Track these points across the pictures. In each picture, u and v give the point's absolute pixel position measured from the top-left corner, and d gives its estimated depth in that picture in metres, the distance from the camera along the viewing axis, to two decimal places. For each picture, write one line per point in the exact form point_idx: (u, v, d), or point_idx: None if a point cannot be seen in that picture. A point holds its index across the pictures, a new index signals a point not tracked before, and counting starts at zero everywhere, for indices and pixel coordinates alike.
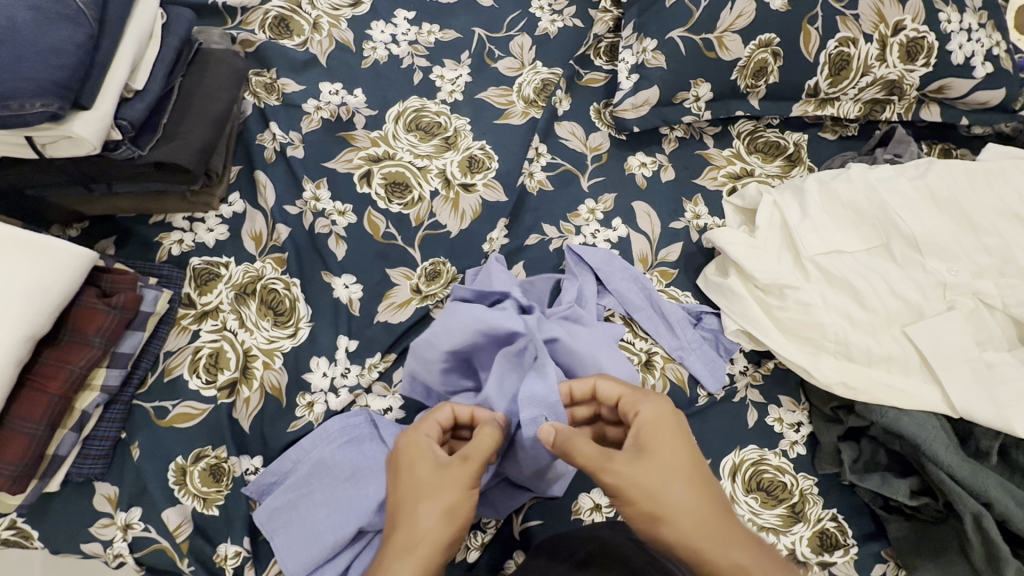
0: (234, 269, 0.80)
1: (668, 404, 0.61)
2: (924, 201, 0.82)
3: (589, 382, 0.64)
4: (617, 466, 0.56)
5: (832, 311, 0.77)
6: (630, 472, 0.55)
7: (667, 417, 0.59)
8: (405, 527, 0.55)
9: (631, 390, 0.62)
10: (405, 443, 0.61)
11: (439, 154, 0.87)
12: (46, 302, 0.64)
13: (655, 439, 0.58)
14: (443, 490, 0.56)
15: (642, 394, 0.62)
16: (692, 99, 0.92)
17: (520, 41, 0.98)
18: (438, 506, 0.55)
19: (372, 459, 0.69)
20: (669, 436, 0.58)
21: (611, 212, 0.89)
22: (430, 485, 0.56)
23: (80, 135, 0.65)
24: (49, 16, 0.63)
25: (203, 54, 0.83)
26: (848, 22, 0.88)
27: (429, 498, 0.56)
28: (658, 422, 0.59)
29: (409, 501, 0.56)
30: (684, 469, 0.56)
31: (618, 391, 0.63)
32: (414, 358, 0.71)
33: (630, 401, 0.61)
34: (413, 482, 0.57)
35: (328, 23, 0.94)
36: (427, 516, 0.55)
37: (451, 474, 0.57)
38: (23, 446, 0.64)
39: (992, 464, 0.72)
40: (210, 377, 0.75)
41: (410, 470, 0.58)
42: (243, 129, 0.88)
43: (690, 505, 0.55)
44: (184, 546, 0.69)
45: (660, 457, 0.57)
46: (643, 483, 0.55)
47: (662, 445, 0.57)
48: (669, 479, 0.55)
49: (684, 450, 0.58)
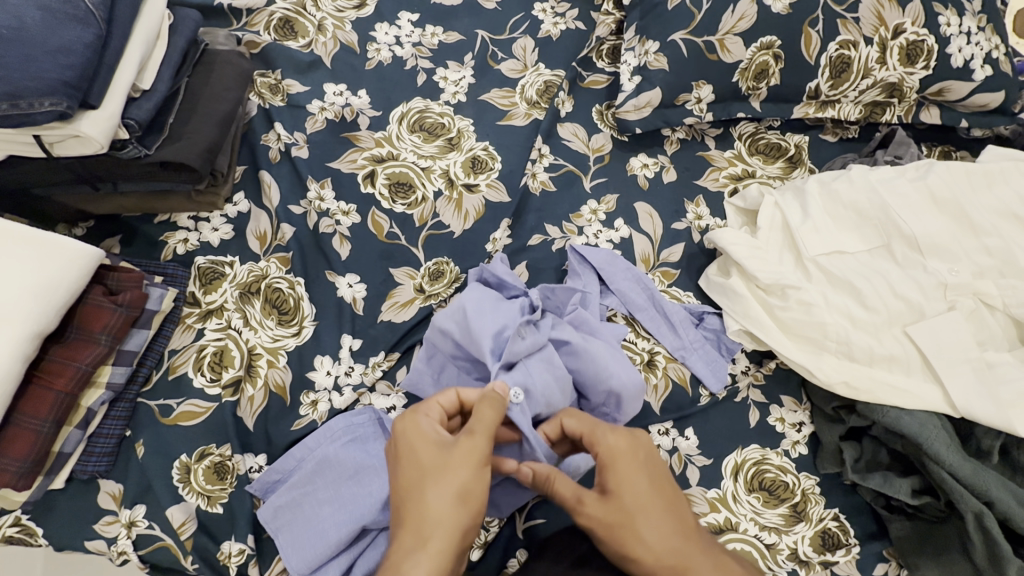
0: (239, 268, 0.81)
1: (627, 436, 0.60)
2: (924, 202, 0.82)
3: (555, 423, 0.64)
4: (588, 511, 0.57)
5: (834, 311, 0.78)
6: (600, 512, 0.56)
7: (626, 451, 0.59)
8: (417, 515, 0.54)
9: (592, 426, 0.62)
10: (404, 428, 0.59)
11: (443, 154, 0.88)
12: (53, 299, 0.64)
13: (617, 479, 0.57)
14: (451, 474, 0.55)
15: (602, 428, 0.61)
16: (694, 101, 0.93)
17: (523, 43, 0.98)
18: (450, 492, 0.55)
19: (377, 456, 0.69)
20: (632, 473, 0.58)
21: (614, 213, 0.90)
22: (436, 469, 0.56)
23: (88, 134, 0.66)
24: (58, 15, 0.64)
25: (209, 55, 0.83)
26: (848, 26, 0.89)
27: (437, 482, 0.55)
28: (618, 458, 0.58)
29: (418, 487, 0.56)
30: (650, 506, 0.57)
31: (580, 428, 0.62)
32: (432, 336, 0.72)
33: (591, 439, 0.61)
34: (420, 467, 0.57)
35: (332, 25, 0.95)
36: (442, 502, 0.54)
37: (460, 454, 0.56)
38: (28, 442, 0.64)
39: (993, 463, 0.73)
40: (215, 375, 0.75)
41: (413, 452, 0.58)
42: (248, 129, 0.88)
43: (656, 539, 0.55)
44: (188, 543, 0.69)
45: (625, 496, 0.57)
46: (610, 522, 0.56)
47: (626, 484, 0.57)
48: (637, 515, 0.56)
49: (647, 484, 0.58)
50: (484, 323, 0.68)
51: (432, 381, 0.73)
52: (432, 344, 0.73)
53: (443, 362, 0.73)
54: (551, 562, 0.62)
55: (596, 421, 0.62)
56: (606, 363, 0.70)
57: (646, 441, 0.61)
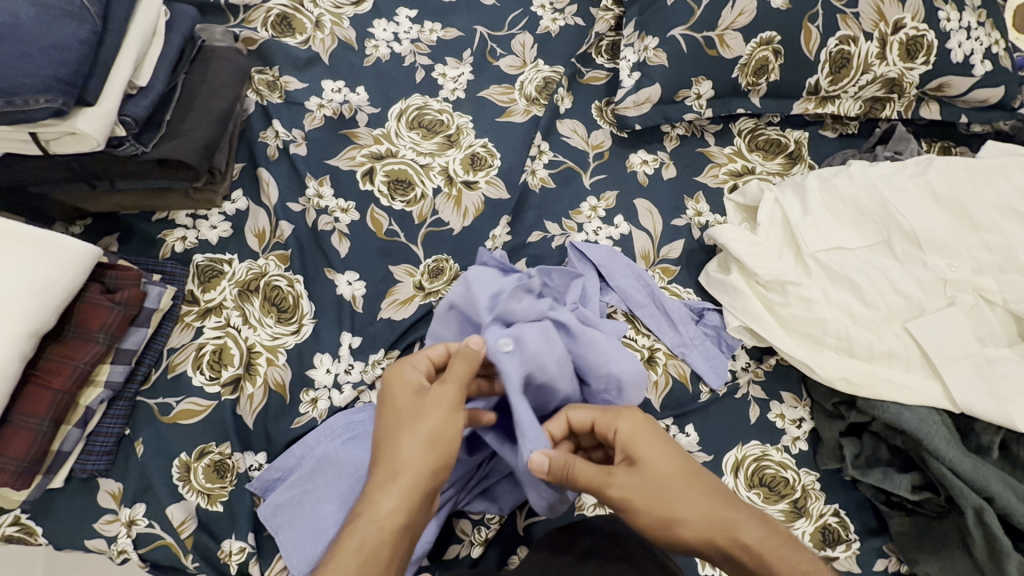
0: (237, 266, 0.80)
1: (640, 410, 0.62)
2: (924, 198, 0.82)
3: (561, 418, 0.63)
4: (618, 480, 0.57)
5: (834, 307, 0.78)
6: (630, 484, 0.57)
7: (645, 422, 0.60)
8: (388, 456, 0.55)
9: (603, 410, 0.62)
10: (385, 378, 0.60)
11: (442, 151, 0.87)
12: (51, 297, 0.64)
13: (642, 448, 0.59)
14: (422, 418, 0.56)
15: (614, 409, 0.61)
16: (694, 97, 0.93)
17: (522, 39, 0.98)
18: (420, 434, 0.55)
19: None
20: (655, 441, 0.59)
21: (613, 210, 0.89)
22: (409, 415, 0.57)
23: (84, 131, 0.65)
24: (53, 12, 0.64)
25: (206, 51, 0.83)
26: (848, 21, 0.89)
27: (409, 426, 0.56)
28: (639, 431, 0.59)
29: (392, 433, 0.56)
30: (680, 472, 0.58)
31: (590, 416, 0.62)
32: (439, 323, 0.73)
33: (604, 421, 0.61)
34: (394, 412, 0.57)
35: (330, 21, 0.94)
36: (412, 446, 0.55)
37: (431, 401, 0.57)
38: (26, 441, 0.64)
39: (993, 459, 0.73)
40: (214, 373, 0.75)
41: (389, 400, 0.58)
42: (245, 127, 0.88)
43: (693, 499, 0.56)
44: (188, 542, 0.69)
45: (650, 464, 0.58)
46: (644, 489, 0.57)
47: (651, 451, 0.58)
48: (668, 479, 0.57)
49: (670, 451, 0.59)
50: (485, 286, 0.69)
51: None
52: (438, 334, 0.73)
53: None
54: (552, 559, 0.62)
55: (605, 406, 0.63)
56: (604, 347, 0.68)
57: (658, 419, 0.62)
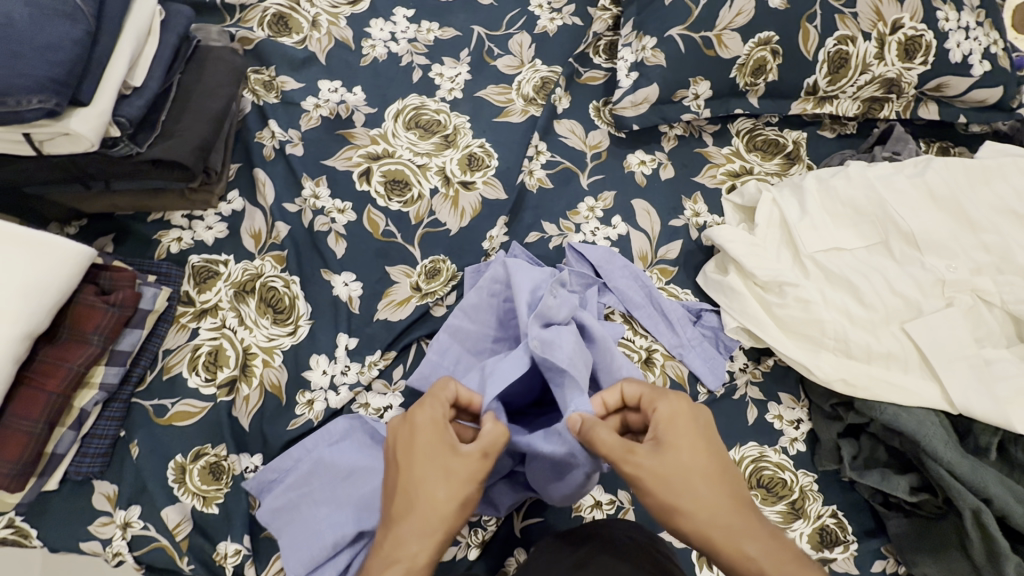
0: (233, 267, 0.80)
1: (686, 401, 0.61)
2: (922, 198, 0.82)
3: (616, 389, 0.64)
4: (638, 459, 0.56)
5: (832, 309, 0.77)
6: (649, 464, 0.56)
7: (684, 412, 0.59)
8: (421, 510, 0.56)
9: (652, 390, 0.62)
10: (419, 422, 0.59)
11: (439, 152, 0.87)
12: (44, 299, 0.64)
13: (672, 436, 0.58)
14: (459, 479, 0.56)
15: (661, 393, 0.61)
16: (691, 97, 0.92)
17: (520, 39, 0.98)
18: (456, 495, 0.56)
19: (367, 457, 0.70)
20: (687, 432, 0.58)
21: (611, 210, 0.89)
22: (444, 471, 0.57)
23: (77, 132, 0.65)
24: (46, 12, 0.63)
25: (202, 51, 0.82)
26: (846, 21, 0.88)
27: (444, 484, 0.56)
28: (674, 419, 0.59)
29: (425, 486, 0.57)
30: (704, 469, 0.57)
31: (639, 392, 0.63)
32: (460, 314, 0.74)
33: (649, 399, 0.61)
34: (429, 464, 0.57)
35: (326, 21, 0.94)
36: (447, 500, 0.56)
37: (472, 460, 0.57)
38: (21, 444, 0.64)
39: (991, 460, 0.73)
40: (209, 375, 0.74)
41: (423, 452, 0.58)
42: (241, 127, 0.88)
43: (706, 499, 0.56)
44: (184, 544, 0.69)
45: (677, 454, 0.57)
46: (662, 475, 0.56)
47: (681, 442, 0.57)
48: (688, 472, 0.56)
49: (701, 445, 0.58)
50: (529, 280, 0.73)
51: (447, 373, 0.73)
52: (457, 326, 0.74)
53: (457, 355, 0.74)
54: (551, 562, 0.62)
55: (657, 387, 0.63)
56: (615, 354, 0.70)
57: (705, 413, 0.61)
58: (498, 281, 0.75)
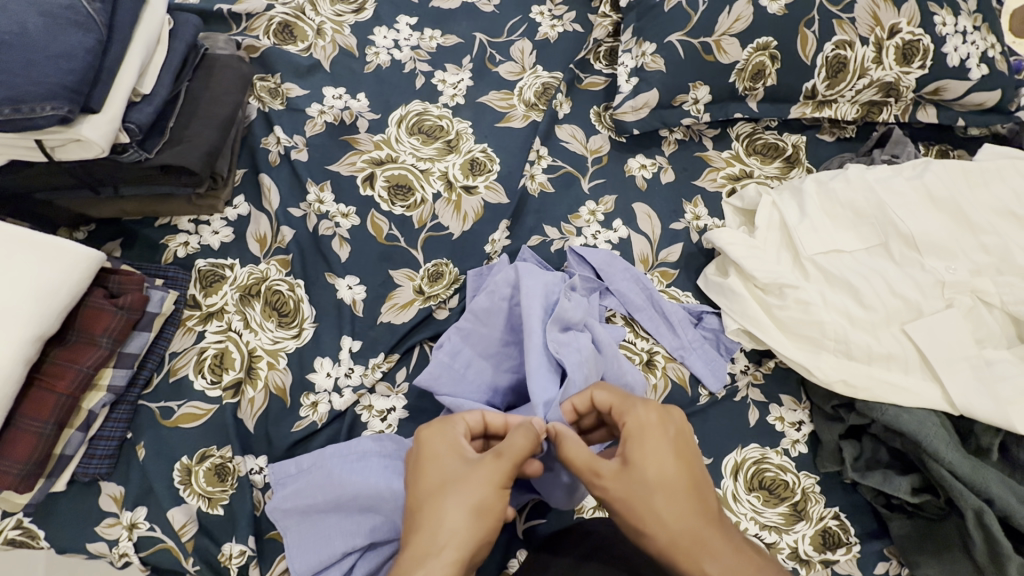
0: (239, 271, 0.81)
1: (657, 414, 0.60)
2: (921, 201, 0.82)
3: (586, 394, 0.64)
4: (604, 481, 0.56)
5: (832, 310, 0.78)
6: (613, 487, 0.56)
7: (655, 427, 0.58)
8: (432, 521, 0.53)
9: (623, 401, 0.61)
10: (431, 435, 0.60)
11: (441, 156, 0.88)
12: (55, 302, 0.65)
13: (640, 452, 0.57)
14: (474, 485, 0.54)
15: (632, 405, 0.60)
16: (691, 101, 0.93)
17: (521, 46, 0.99)
18: (467, 503, 0.53)
19: (377, 481, 0.64)
20: (656, 449, 0.57)
21: (612, 213, 0.90)
22: (457, 480, 0.55)
23: (88, 138, 0.66)
24: (59, 21, 0.65)
25: (209, 59, 0.84)
26: (844, 26, 0.89)
27: (456, 492, 0.54)
28: (642, 436, 0.58)
29: (437, 497, 0.55)
30: (669, 486, 0.55)
31: (611, 401, 0.62)
32: (468, 319, 0.73)
33: (620, 412, 0.61)
34: (442, 476, 0.56)
35: (331, 29, 0.95)
36: (457, 507, 0.53)
37: (484, 468, 0.55)
38: (30, 444, 0.65)
39: (992, 461, 0.73)
40: (215, 377, 0.75)
41: (438, 464, 0.57)
42: (247, 133, 0.89)
43: (670, 519, 0.54)
44: (189, 545, 0.69)
45: (643, 473, 0.56)
46: (626, 497, 0.55)
47: (648, 460, 0.56)
48: (653, 492, 0.55)
49: (670, 462, 0.56)
50: (542, 286, 0.73)
51: (454, 377, 0.72)
52: (466, 331, 0.74)
53: (468, 357, 0.74)
54: (552, 563, 0.63)
55: (628, 397, 0.62)
56: (623, 364, 0.72)
57: (678, 424, 0.60)
58: (508, 285, 0.74)
